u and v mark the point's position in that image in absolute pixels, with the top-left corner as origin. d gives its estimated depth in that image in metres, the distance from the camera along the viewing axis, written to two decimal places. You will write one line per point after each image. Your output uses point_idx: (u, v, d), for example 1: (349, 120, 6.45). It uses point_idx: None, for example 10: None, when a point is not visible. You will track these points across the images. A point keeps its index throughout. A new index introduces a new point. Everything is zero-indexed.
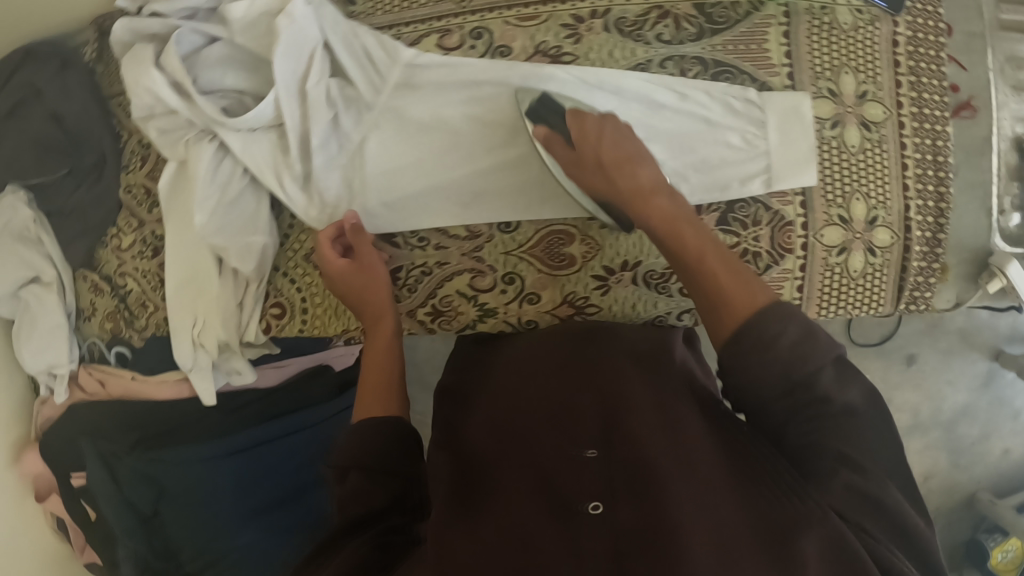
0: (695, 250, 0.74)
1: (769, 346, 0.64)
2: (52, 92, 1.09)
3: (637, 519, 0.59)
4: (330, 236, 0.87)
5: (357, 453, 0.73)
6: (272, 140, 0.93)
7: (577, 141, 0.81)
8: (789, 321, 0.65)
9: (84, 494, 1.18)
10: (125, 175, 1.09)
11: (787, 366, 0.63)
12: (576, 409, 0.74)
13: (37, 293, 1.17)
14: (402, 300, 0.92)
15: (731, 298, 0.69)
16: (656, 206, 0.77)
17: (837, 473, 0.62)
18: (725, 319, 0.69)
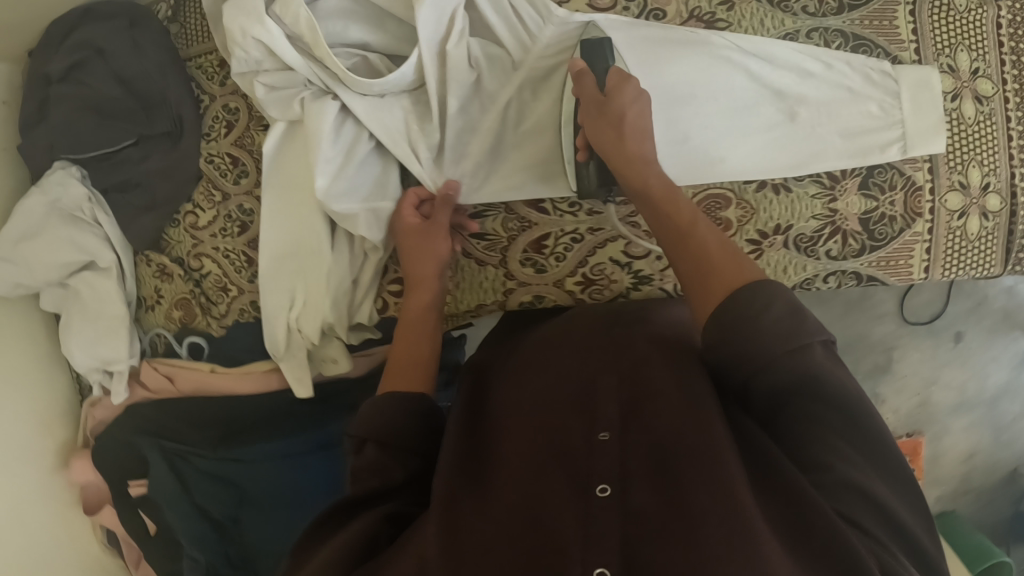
0: (690, 221, 0.71)
1: (752, 323, 0.60)
2: (120, 53, 0.98)
3: (653, 504, 0.55)
4: (420, 196, 0.87)
5: (372, 424, 0.67)
6: (405, 107, 0.88)
7: (611, 89, 0.78)
8: (771, 305, 0.60)
9: (146, 504, 1.06)
10: (205, 145, 0.99)
11: (743, 353, 0.60)
12: (594, 380, 0.67)
13: (90, 281, 1.05)
14: (550, 270, 0.88)
15: (721, 278, 0.65)
16: (653, 180, 0.75)
17: (838, 446, 0.58)
18: (715, 292, 0.65)
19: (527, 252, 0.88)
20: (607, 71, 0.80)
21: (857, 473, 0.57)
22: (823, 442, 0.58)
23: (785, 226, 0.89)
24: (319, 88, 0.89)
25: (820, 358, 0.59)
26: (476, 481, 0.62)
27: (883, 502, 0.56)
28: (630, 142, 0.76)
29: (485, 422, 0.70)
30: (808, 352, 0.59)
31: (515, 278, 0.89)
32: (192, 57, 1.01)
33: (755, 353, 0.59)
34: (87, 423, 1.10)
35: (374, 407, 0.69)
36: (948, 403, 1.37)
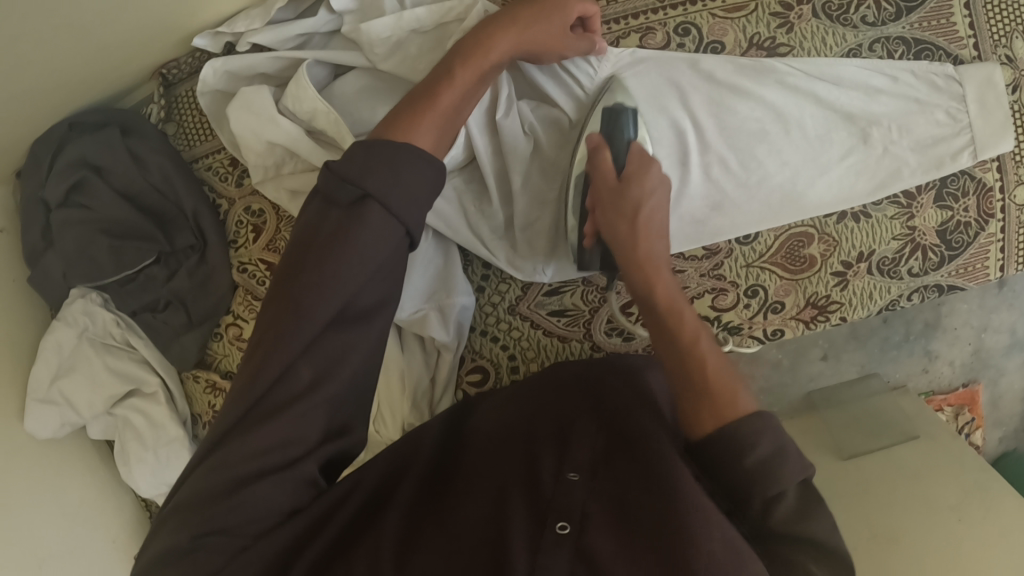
0: (691, 336, 0.67)
1: (736, 465, 0.60)
2: (119, 168, 0.90)
3: (610, 553, 0.53)
4: (560, 22, 0.72)
5: (371, 174, 0.57)
6: (458, 187, 0.81)
7: (627, 177, 0.71)
8: (760, 438, 0.60)
9: None
10: (235, 253, 0.92)
11: (744, 483, 0.60)
12: (572, 423, 0.66)
13: (140, 407, 1.00)
14: (637, 336, 0.85)
15: (719, 402, 0.63)
16: (660, 288, 0.70)
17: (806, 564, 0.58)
18: (710, 419, 0.62)
19: (611, 322, 0.84)
20: (625, 147, 0.74)
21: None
22: (789, 562, 0.59)
23: (868, 253, 0.85)
24: None
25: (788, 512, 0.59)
26: (436, 511, 0.60)
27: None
28: (642, 242, 0.71)
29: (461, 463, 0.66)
30: (776, 503, 0.59)
31: (601, 349, 0.85)
32: (199, 157, 0.92)
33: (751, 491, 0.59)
34: None
35: (365, 147, 0.59)
36: (1000, 347, 1.43)
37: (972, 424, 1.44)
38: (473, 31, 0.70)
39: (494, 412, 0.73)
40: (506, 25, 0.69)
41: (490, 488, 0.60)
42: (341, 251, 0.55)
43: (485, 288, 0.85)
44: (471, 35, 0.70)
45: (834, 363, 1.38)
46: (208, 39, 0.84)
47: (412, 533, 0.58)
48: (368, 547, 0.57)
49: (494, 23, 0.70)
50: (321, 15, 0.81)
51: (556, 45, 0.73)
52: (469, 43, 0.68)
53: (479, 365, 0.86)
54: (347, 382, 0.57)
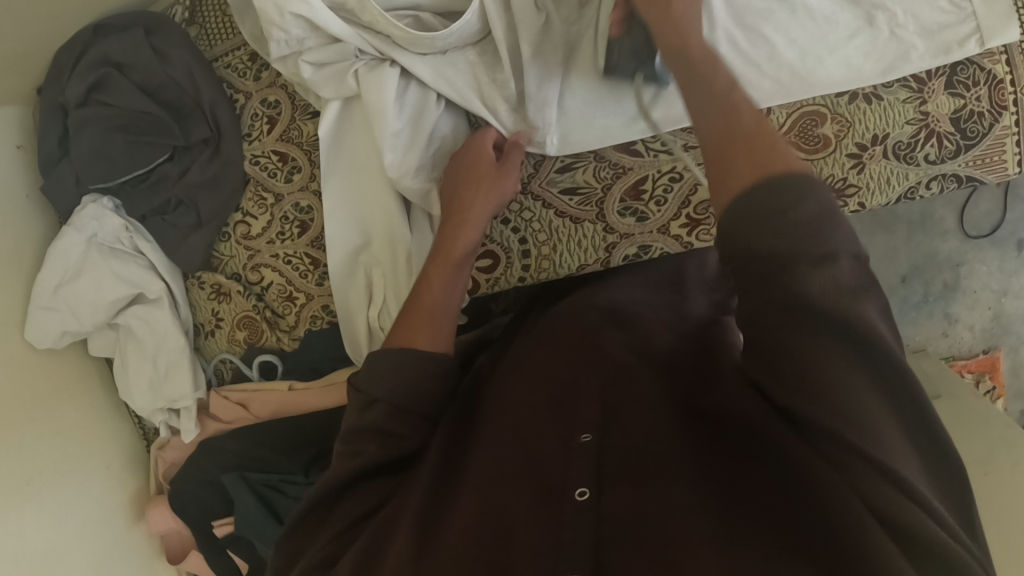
0: (727, 96, 0.59)
1: (783, 207, 0.48)
2: (141, 63, 0.91)
3: (626, 508, 0.54)
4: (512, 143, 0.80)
5: (381, 381, 0.65)
6: (471, 60, 0.80)
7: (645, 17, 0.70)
8: (807, 194, 0.48)
9: (237, 541, 0.97)
10: (249, 146, 0.92)
11: (777, 231, 0.47)
12: (578, 385, 0.66)
13: (142, 315, 0.97)
14: (652, 216, 0.82)
15: (765, 154, 0.52)
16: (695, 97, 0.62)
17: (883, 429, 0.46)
18: (739, 172, 0.52)
19: (623, 201, 0.82)
20: (613, 6, 0.74)
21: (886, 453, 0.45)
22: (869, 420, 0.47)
23: (882, 135, 0.85)
24: (373, 57, 0.81)
25: (834, 281, 0.45)
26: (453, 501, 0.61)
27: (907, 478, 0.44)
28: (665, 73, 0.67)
29: (470, 441, 0.67)
30: (822, 261, 0.46)
31: (615, 231, 0.82)
32: (219, 57, 0.94)
33: (788, 238, 0.47)
34: (158, 468, 1.01)
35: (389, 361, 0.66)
36: (1022, 312, 1.40)
37: (994, 391, 1.42)
38: (447, 188, 0.79)
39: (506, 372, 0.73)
40: (465, 223, 0.76)
41: (499, 456, 0.61)
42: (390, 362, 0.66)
43: None
44: (446, 193, 0.79)
45: None
46: None
47: (427, 516, 0.59)
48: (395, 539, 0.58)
49: (452, 222, 0.76)
50: None
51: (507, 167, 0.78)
52: (450, 201, 0.78)
53: (491, 251, 0.84)
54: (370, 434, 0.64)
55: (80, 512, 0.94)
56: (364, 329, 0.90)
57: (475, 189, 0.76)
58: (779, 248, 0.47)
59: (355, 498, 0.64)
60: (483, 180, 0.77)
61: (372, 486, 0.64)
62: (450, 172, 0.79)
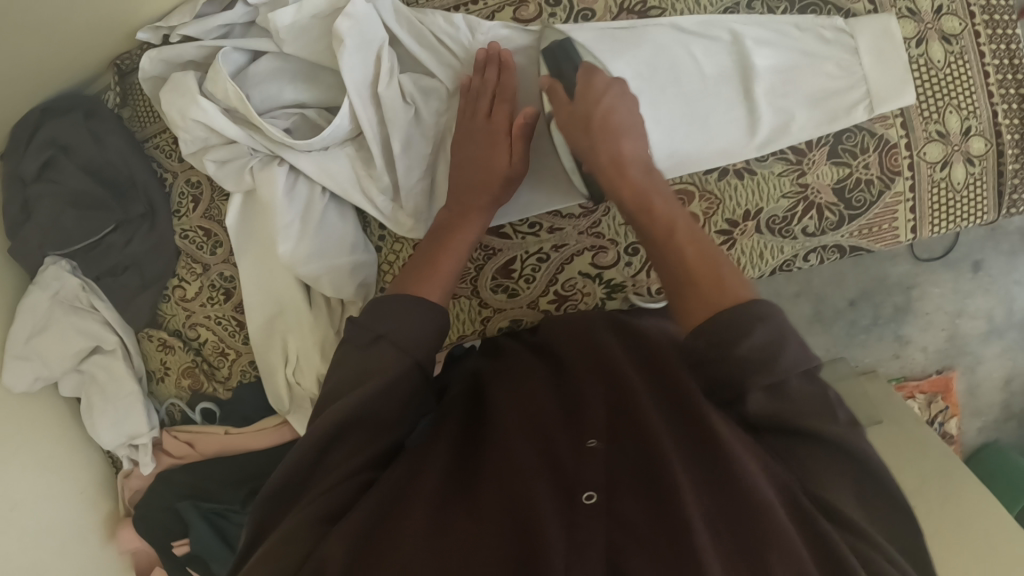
0: (667, 222, 0.68)
1: (734, 342, 0.57)
2: (81, 146, 1.01)
3: (640, 517, 0.54)
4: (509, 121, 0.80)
5: (382, 322, 0.66)
6: (350, 155, 0.87)
7: (581, 91, 0.78)
8: (759, 322, 0.57)
9: (192, 561, 1.11)
10: (178, 221, 1.02)
11: (756, 359, 0.57)
12: (587, 394, 0.66)
13: (103, 363, 1.09)
14: (522, 293, 0.88)
15: (712, 290, 0.61)
16: (635, 176, 0.73)
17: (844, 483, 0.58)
18: (696, 306, 0.61)
19: (496, 279, 0.88)
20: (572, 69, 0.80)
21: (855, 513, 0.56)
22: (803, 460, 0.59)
23: (754, 211, 0.87)
24: (265, 153, 0.88)
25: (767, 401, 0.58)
26: (462, 486, 0.59)
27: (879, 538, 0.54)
28: (600, 140, 0.76)
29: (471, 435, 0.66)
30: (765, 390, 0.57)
31: (489, 306, 0.89)
32: (150, 137, 1.04)
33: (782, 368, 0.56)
34: (126, 494, 1.15)
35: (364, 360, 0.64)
36: (977, 333, 1.47)
37: (947, 412, 1.46)
38: (455, 180, 0.80)
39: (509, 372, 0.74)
40: (472, 204, 0.78)
41: (510, 451, 0.60)
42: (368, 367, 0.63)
43: (383, 247, 0.91)
44: (455, 179, 0.80)
45: None
46: (149, 33, 0.92)
47: (439, 496, 0.57)
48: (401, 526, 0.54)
49: (461, 211, 0.77)
50: (237, 9, 0.89)
51: (626, 122, 0.77)
52: (458, 191, 0.79)
53: None
54: (349, 406, 0.61)
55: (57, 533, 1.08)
56: (284, 385, 0.99)
57: (610, 144, 0.75)
58: (753, 366, 0.57)
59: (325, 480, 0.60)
60: (494, 158, 0.79)
61: (352, 448, 0.62)
62: (456, 162, 0.81)
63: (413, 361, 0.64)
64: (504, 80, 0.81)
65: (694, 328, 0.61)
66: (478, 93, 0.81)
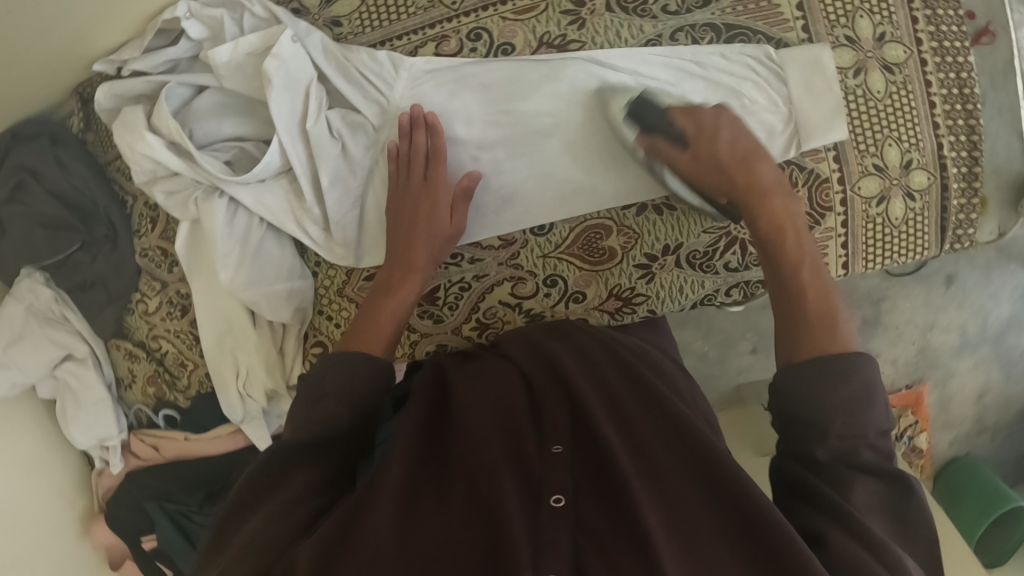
0: (795, 259, 0.74)
1: (824, 395, 0.62)
2: (47, 171, 1.06)
3: (599, 525, 0.58)
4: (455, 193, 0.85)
5: (328, 379, 0.70)
6: (284, 187, 0.91)
7: (693, 138, 0.81)
8: (853, 374, 0.62)
9: (160, 556, 1.19)
10: (139, 240, 1.08)
11: (850, 411, 0.61)
12: (547, 403, 0.71)
13: (75, 371, 1.16)
14: (446, 319, 0.91)
15: (821, 326, 0.68)
16: (787, 218, 0.77)
17: (858, 495, 0.60)
18: (812, 344, 0.67)
19: (420, 306, 0.91)
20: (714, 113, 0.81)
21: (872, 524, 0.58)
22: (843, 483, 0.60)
23: (674, 246, 0.87)
24: (207, 185, 0.92)
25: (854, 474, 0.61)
26: (431, 480, 0.63)
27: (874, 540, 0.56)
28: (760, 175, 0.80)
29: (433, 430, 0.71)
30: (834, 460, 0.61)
31: (416, 331, 0.92)
32: (110, 161, 1.07)
33: (867, 419, 0.62)
34: (99, 493, 1.22)
35: (308, 406, 0.69)
36: (949, 347, 1.46)
37: (917, 426, 1.44)
38: (396, 241, 0.84)
39: (470, 375, 0.79)
40: (412, 263, 0.82)
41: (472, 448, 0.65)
42: (311, 411, 0.68)
43: (319, 272, 0.95)
44: (397, 240, 0.84)
45: (762, 358, 1.46)
46: (101, 66, 0.96)
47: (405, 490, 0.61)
48: (372, 514, 0.58)
49: (401, 265, 0.82)
50: (181, 44, 0.93)
51: (751, 143, 0.80)
52: (401, 248, 0.83)
53: (320, 340, 0.98)
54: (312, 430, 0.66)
55: (34, 528, 1.16)
56: (234, 398, 1.06)
57: (751, 176, 0.79)
58: (837, 430, 0.61)
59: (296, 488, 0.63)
60: (441, 223, 0.84)
61: (316, 460, 0.66)
62: (395, 216, 0.85)
63: (358, 408, 0.70)
64: (434, 144, 0.85)
65: (799, 362, 0.66)
66: (410, 158, 0.85)
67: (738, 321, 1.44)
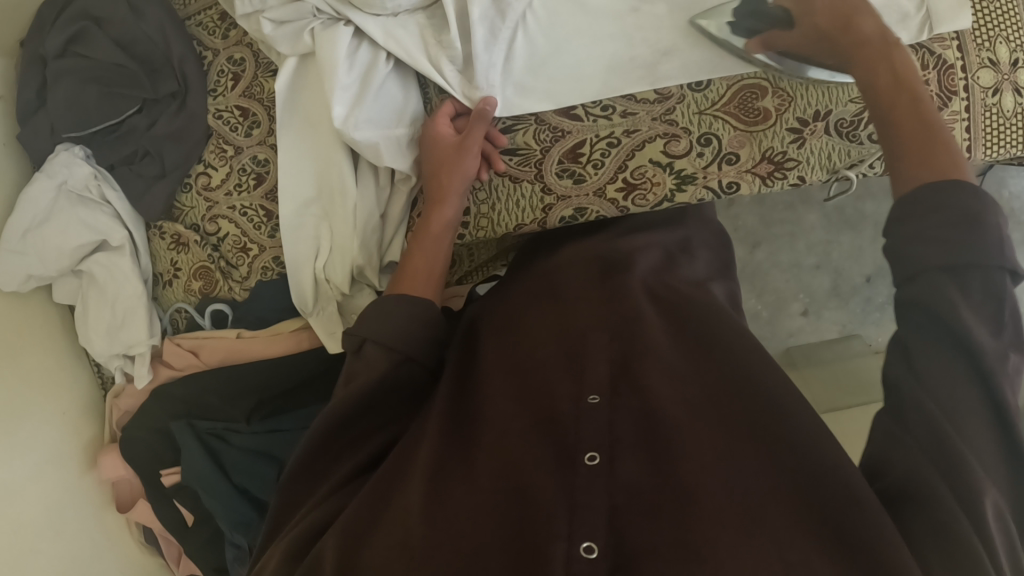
0: (914, 96, 0.66)
1: (941, 208, 0.55)
2: (117, 19, 0.95)
3: (639, 479, 0.58)
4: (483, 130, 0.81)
5: (366, 326, 0.71)
6: (421, 23, 0.84)
7: (800, 16, 0.77)
8: (977, 202, 0.54)
9: (182, 491, 0.99)
10: (213, 101, 0.95)
11: (951, 231, 0.53)
12: (585, 343, 0.68)
13: (104, 262, 0.99)
14: (589, 179, 0.84)
15: (945, 156, 0.60)
16: (880, 70, 0.69)
17: (960, 403, 0.51)
18: (922, 169, 0.60)
19: (561, 163, 0.84)
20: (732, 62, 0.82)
21: (972, 458, 0.49)
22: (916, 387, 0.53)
23: (824, 112, 0.83)
24: (329, 17, 0.84)
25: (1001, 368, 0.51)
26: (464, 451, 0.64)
27: (963, 461, 0.49)
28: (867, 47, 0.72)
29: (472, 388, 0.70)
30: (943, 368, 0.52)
31: (552, 192, 0.85)
32: (191, 15, 0.99)
33: (968, 245, 0.52)
34: (114, 416, 1.04)
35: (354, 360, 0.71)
36: None
37: None
38: (429, 186, 0.81)
39: (495, 321, 0.76)
40: (445, 199, 0.80)
41: (502, 412, 0.65)
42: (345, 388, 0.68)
43: None
44: (428, 183, 0.82)
45: (814, 321, 1.37)
46: None
47: (434, 467, 0.62)
48: (404, 501, 0.60)
49: (434, 196, 0.80)
50: None
51: (847, 12, 0.74)
52: (432, 191, 0.81)
53: None
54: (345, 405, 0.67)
55: (28, 449, 0.94)
56: (311, 281, 0.91)
57: (865, 47, 0.72)
58: (939, 266, 0.53)
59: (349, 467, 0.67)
60: (473, 157, 0.80)
61: (367, 439, 0.69)
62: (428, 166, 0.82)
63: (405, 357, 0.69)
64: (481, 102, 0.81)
65: (928, 185, 0.58)
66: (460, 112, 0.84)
67: (790, 281, 1.36)
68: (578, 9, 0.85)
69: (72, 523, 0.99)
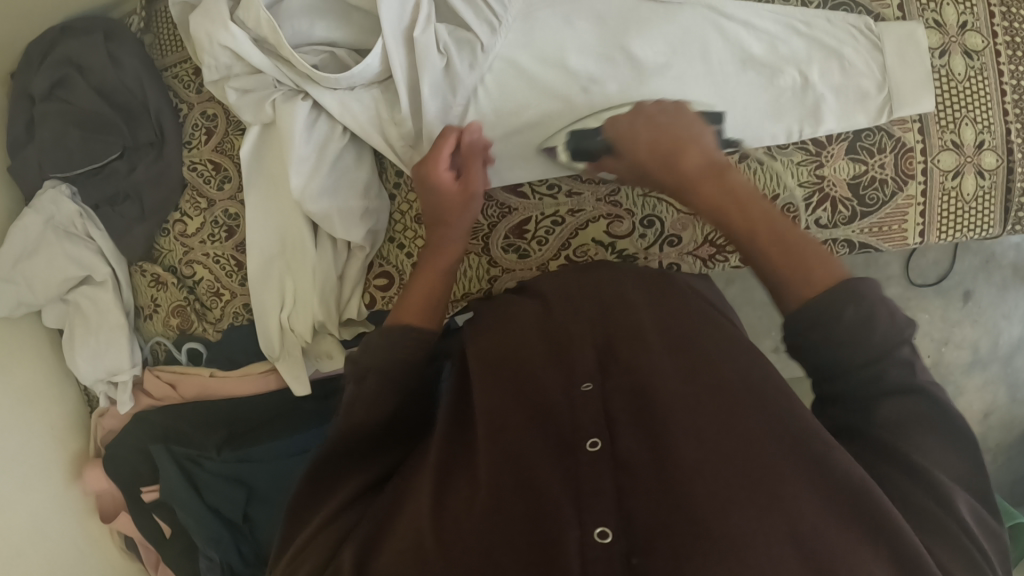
0: (743, 223, 0.68)
1: (832, 320, 0.58)
2: (97, 69, 1.00)
3: (640, 454, 0.55)
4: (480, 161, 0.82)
5: (367, 358, 0.67)
6: (376, 97, 0.86)
7: (621, 140, 0.77)
8: (866, 299, 0.57)
9: (159, 508, 1.07)
10: (188, 153, 1.00)
11: (842, 344, 0.57)
12: (570, 333, 0.67)
13: (89, 295, 1.05)
14: (533, 255, 0.89)
15: (809, 263, 0.62)
16: (711, 189, 0.71)
17: (939, 453, 0.56)
18: (789, 294, 0.62)
19: (508, 238, 0.89)
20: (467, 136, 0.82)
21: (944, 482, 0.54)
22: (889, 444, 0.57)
23: (771, 195, 0.89)
24: (290, 88, 0.87)
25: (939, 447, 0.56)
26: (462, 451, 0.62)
27: (954, 496, 0.53)
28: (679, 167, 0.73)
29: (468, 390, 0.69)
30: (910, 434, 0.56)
31: (499, 265, 0.90)
32: (169, 66, 1.03)
33: (865, 348, 0.57)
34: (100, 434, 1.13)
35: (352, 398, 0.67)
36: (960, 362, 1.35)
37: None
38: (429, 224, 0.80)
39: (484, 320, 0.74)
40: (448, 240, 0.79)
41: (493, 404, 0.62)
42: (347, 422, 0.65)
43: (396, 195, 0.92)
44: (430, 220, 0.80)
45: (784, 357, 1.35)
46: None
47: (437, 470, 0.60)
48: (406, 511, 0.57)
49: (437, 236, 0.79)
50: None
51: (674, 133, 0.74)
52: (434, 228, 0.79)
53: (386, 271, 0.94)
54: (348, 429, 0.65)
55: (25, 465, 1.05)
56: (275, 330, 0.96)
57: (672, 171, 0.73)
58: (864, 356, 0.57)
59: (348, 491, 0.62)
60: (476, 195, 0.81)
61: (359, 466, 0.65)
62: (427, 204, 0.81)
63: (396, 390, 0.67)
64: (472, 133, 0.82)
65: (803, 303, 0.60)
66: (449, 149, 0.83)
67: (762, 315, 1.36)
68: (525, 84, 0.86)
69: (64, 530, 1.09)
